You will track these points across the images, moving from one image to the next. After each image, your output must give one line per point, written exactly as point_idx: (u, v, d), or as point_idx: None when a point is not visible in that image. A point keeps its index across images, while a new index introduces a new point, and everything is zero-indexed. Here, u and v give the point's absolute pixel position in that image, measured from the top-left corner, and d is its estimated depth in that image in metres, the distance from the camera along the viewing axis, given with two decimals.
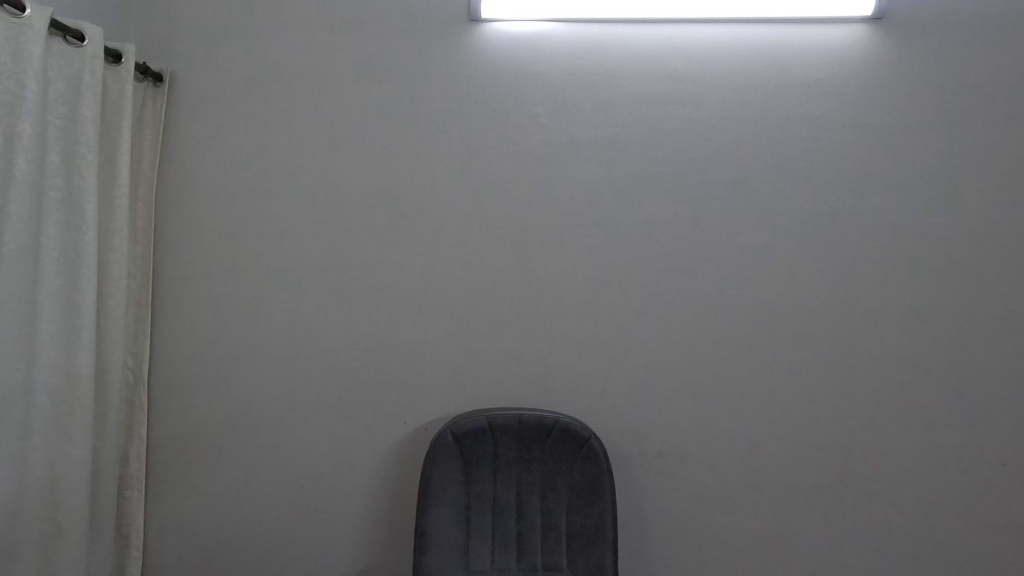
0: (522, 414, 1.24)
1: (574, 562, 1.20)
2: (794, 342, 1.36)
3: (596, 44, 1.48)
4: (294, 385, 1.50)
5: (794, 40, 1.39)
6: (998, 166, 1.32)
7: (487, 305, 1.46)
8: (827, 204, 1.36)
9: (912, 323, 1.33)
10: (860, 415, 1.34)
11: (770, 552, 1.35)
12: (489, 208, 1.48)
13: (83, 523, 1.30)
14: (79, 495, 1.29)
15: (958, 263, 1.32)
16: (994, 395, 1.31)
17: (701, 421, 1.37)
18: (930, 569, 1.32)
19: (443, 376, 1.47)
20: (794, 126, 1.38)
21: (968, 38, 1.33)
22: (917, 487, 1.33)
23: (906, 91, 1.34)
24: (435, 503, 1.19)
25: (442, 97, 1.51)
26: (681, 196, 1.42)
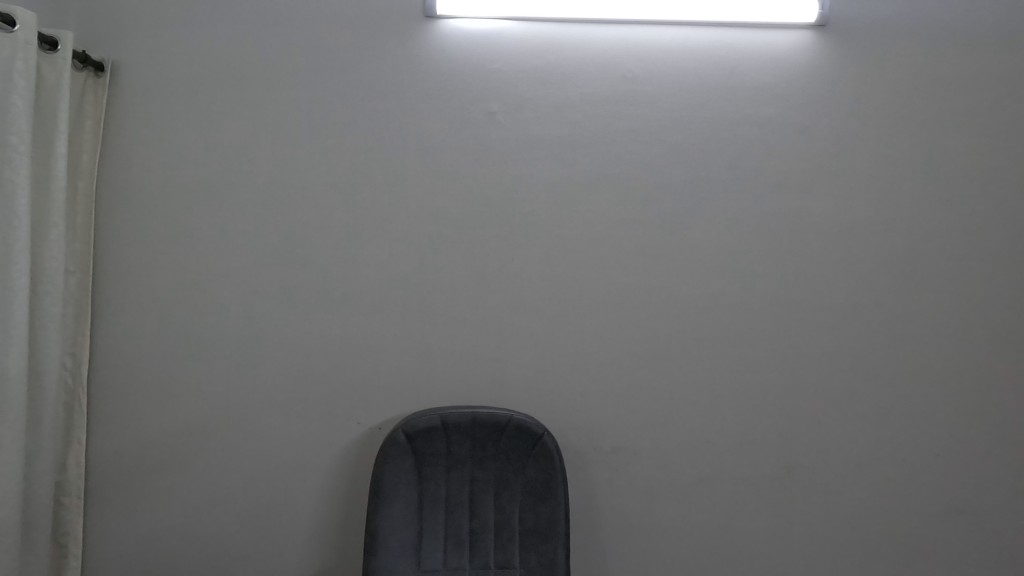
0: (476, 413, 1.38)
1: (523, 547, 1.34)
2: (726, 332, 1.53)
3: (553, 43, 1.53)
4: (250, 385, 1.55)
5: (743, 45, 1.54)
6: (895, 172, 1.53)
7: (442, 304, 1.53)
8: (758, 203, 1.53)
9: (822, 312, 1.53)
10: (779, 397, 1.53)
11: (701, 526, 1.53)
12: (444, 210, 1.53)
13: (10, 519, 1.32)
14: (12, 486, 1.32)
15: (859, 260, 1.53)
16: (888, 374, 1.53)
17: (645, 407, 1.53)
18: (835, 539, 1.52)
19: (399, 375, 1.53)
20: (737, 127, 1.53)
21: (882, 54, 1.53)
22: (827, 463, 1.53)
23: (831, 97, 1.53)
24: (397, 496, 1.33)
25: (395, 98, 1.53)
26: (633, 196, 1.53)
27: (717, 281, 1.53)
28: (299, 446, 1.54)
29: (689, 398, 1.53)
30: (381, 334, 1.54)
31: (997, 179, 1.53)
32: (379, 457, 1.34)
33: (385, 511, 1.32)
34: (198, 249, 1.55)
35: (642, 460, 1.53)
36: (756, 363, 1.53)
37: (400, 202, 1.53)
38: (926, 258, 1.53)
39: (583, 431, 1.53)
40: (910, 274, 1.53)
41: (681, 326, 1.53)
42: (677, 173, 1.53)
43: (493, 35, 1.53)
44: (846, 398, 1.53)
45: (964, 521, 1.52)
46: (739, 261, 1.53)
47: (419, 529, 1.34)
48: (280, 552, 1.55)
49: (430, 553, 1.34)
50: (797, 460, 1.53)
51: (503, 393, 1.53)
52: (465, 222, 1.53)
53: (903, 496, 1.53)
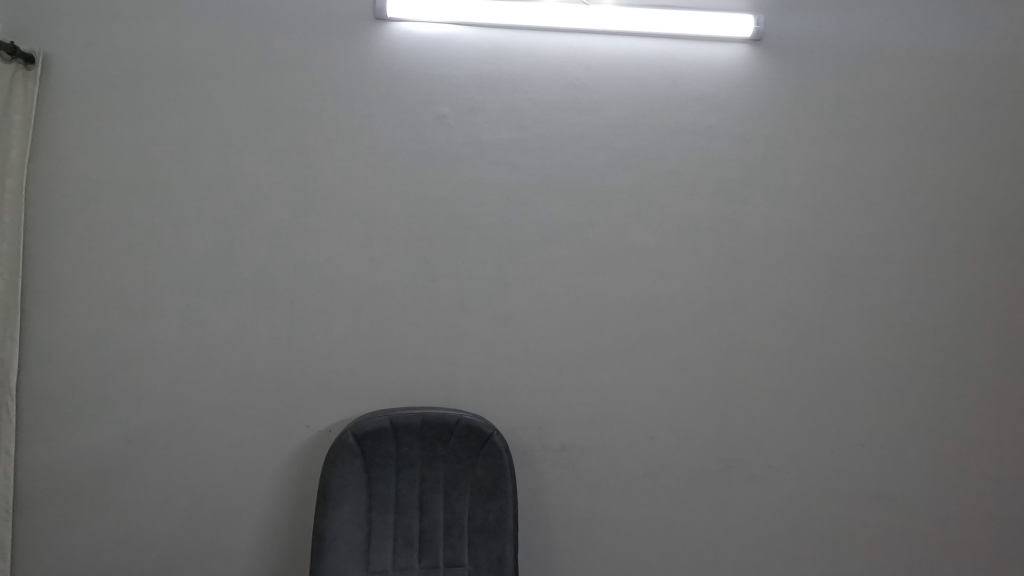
0: (425, 414, 1.39)
1: (472, 545, 1.36)
2: (669, 332, 1.59)
3: (502, 49, 1.56)
4: (193, 389, 1.51)
5: (684, 56, 1.60)
6: (825, 180, 1.63)
7: (393, 306, 1.54)
8: (699, 209, 1.60)
9: (758, 313, 1.61)
10: (718, 393, 1.60)
11: (645, 518, 1.59)
12: (394, 211, 1.54)
13: None
14: None
15: (792, 264, 1.62)
16: (817, 371, 1.62)
17: (591, 405, 1.58)
18: (769, 528, 1.61)
19: (350, 376, 1.53)
20: (680, 135, 1.60)
21: (814, 68, 1.62)
22: (762, 455, 1.61)
23: (767, 107, 1.62)
24: (345, 498, 1.33)
25: (344, 100, 1.53)
26: (579, 200, 1.57)
27: (660, 283, 1.59)
28: (246, 451, 1.52)
29: (635, 396, 1.59)
30: (331, 336, 1.53)
31: (915, 188, 1.65)
32: (327, 460, 1.34)
33: (333, 514, 1.31)
34: (138, 251, 1.50)
35: (589, 457, 1.58)
36: (697, 361, 1.60)
37: (349, 204, 1.53)
38: (853, 261, 1.63)
39: (532, 429, 1.56)
40: (838, 276, 1.63)
41: (627, 326, 1.59)
42: (622, 178, 1.58)
43: (444, 39, 1.55)
44: (780, 393, 1.62)
45: (886, 507, 1.63)
46: (681, 264, 1.60)
47: (367, 530, 1.35)
48: (226, 558, 1.52)
49: (378, 554, 1.35)
50: (735, 454, 1.60)
51: (455, 393, 1.55)
52: (416, 224, 1.54)
53: (831, 485, 1.62)
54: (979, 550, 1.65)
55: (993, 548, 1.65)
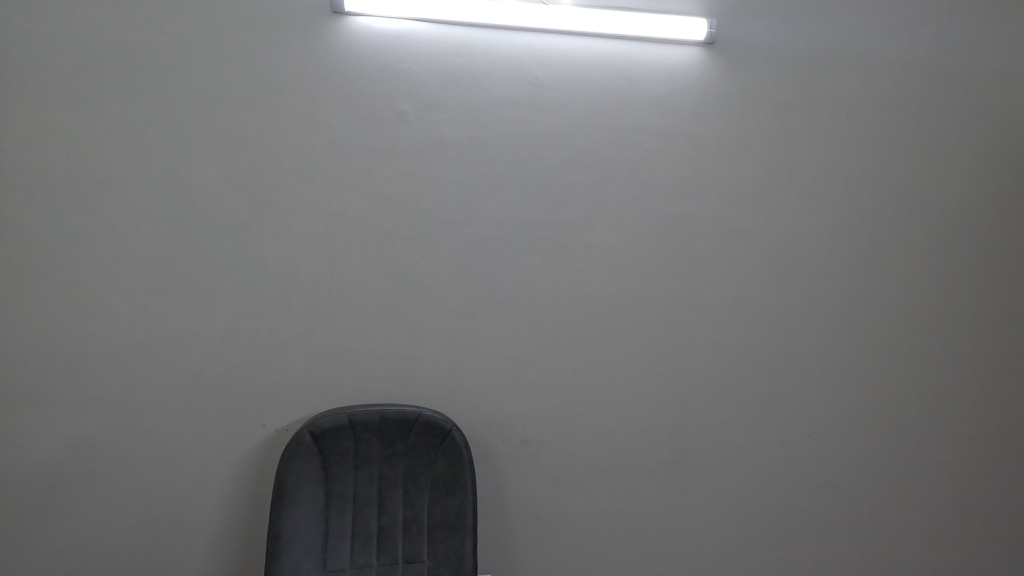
0: (384, 411, 1.40)
1: (431, 541, 1.37)
2: (625, 328, 1.63)
3: (461, 46, 1.56)
4: (143, 389, 1.47)
5: (640, 58, 1.63)
6: (774, 181, 1.69)
7: (353, 303, 1.53)
8: (655, 207, 1.64)
9: (711, 309, 1.66)
10: (672, 388, 1.65)
11: (602, 509, 1.62)
12: (352, 208, 1.53)
13: None
14: None
15: (743, 261, 1.67)
16: (766, 364, 1.68)
17: (549, 400, 1.60)
18: (721, 516, 1.67)
19: (308, 374, 1.52)
20: (636, 135, 1.63)
21: (764, 71, 1.68)
22: (715, 447, 1.66)
23: (719, 109, 1.66)
24: (301, 497, 1.32)
25: (301, 94, 1.51)
26: (538, 197, 1.59)
27: (618, 280, 1.63)
28: (201, 452, 1.49)
29: (593, 391, 1.62)
30: (288, 334, 1.51)
31: (858, 188, 1.72)
32: (283, 459, 1.33)
33: (289, 513, 1.30)
34: (83, 246, 1.45)
35: (548, 451, 1.60)
36: (652, 356, 1.64)
37: (307, 200, 1.51)
38: (801, 259, 1.70)
39: (493, 425, 1.58)
40: (786, 273, 1.69)
41: (585, 322, 1.61)
42: (580, 177, 1.61)
43: (403, 35, 1.54)
44: (732, 387, 1.67)
45: (831, 494, 1.71)
46: (637, 261, 1.63)
47: (325, 529, 1.34)
48: (180, 560, 1.49)
49: (336, 552, 1.34)
50: (689, 446, 1.65)
51: (415, 390, 1.55)
52: (375, 221, 1.54)
53: (780, 474, 1.69)
54: (918, 532, 1.74)
55: (929, 531, 1.74)
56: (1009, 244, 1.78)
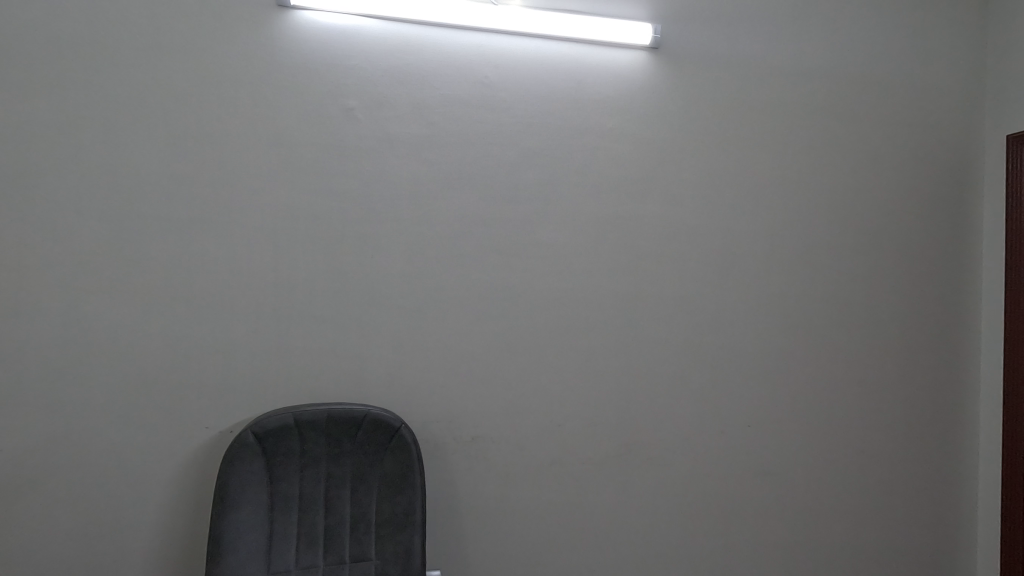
0: (331, 410, 1.39)
1: (379, 539, 1.37)
2: (573, 325, 1.66)
3: (410, 44, 1.56)
4: (77, 391, 1.42)
5: (588, 61, 1.67)
6: (716, 182, 1.75)
7: (300, 301, 1.51)
8: (603, 207, 1.68)
9: (655, 305, 1.71)
10: (618, 382, 1.69)
11: (551, 502, 1.65)
12: (299, 204, 1.51)
13: None
14: None
15: (686, 260, 1.73)
16: (708, 359, 1.75)
17: (499, 397, 1.62)
18: (665, 506, 1.72)
19: (254, 373, 1.49)
20: (584, 135, 1.66)
21: (707, 76, 1.74)
22: (659, 439, 1.72)
23: (664, 112, 1.72)
24: (244, 499, 1.29)
25: (245, 88, 1.48)
26: (488, 196, 1.61)
27: (566, 278, 1.66)
28: (141, 455, 1.45)
29: (541, 387, 1.65)
30: (233, 333, 1.48)
31: (794, 190, 1.80)
32: (225, 460, 1.30)
33: (231, 516, 1.27)
34: (9, 241, 1.38)
35: (497, 447, 1.62)
36: (600, 352, 1.68)
37: (252, 197, 1.48)
38: (741, 258, 1.77)
39: (443, 422, 1.59)
40: (727, 271, 1.76)
41: (534, 319, 1.64)
42: (529, 176, 1.63)
43: (351, 31, 1.53)
44: (676, 382, 1.73)
45: (768, 482, 1.78)
46: (585, 260, 1.67)
47: (269, 530, 1.32)
48: (116, 567, 1.44)
49: (280, 553, 1.32)
50: (634, 439, 1.70)
51: (364, 389, 1.55)
52: (323, 218, 1.52)
53: (720, 464, 1.75)
54: (849, 517, 1.83)
55: (860, 515, 1.84)
56: (933, 243, 1.89)
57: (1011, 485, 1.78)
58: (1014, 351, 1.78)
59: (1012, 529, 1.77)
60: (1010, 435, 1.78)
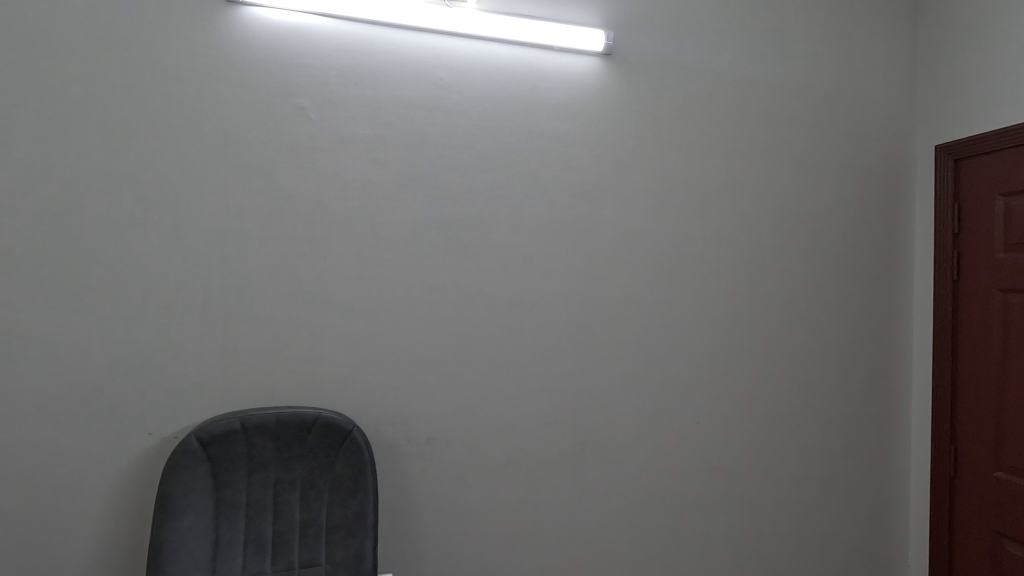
0: (281, 414, 1.37)
1: (330, 543, 1.36)
2: (528, 326, 1.68)
3: (363, 44, 1.55)
4: (8, 396, 1.35)
5: (542, 65, 1.69)
6: (667, 187, 1.80)
7: (250, 302, 1.48)
8: (557, 209, 1.70)
9: (609, 306, 1.75)
10: (572, 382, 1.72)
11: (506, 502, 1.67)
12: (249, 204, 1.48)
13: None
14: None
15: (638, 262, 1.77)
16: (658, 359, 1.79)
17: (453, 398, 1.62)
18: (617, 503, 1.76)
19: (200, 376, 1.46)
20: (538, 138, 1.68)
21: (657, 82, 1.78)
22: (611, 438, 1.75)
23: (617, 116, 1.75)
24: (188, 506, 1.26)
25: (191, 85, 1.44)
26: (443, 198, 1.61)
27: (521, 279, 1.67)
28: (79, 462, 1.39)
29: (496, 388, 1.66)
30: (179, 335, 1.44)
31: (741, 195, 1.86)
32: (167, 467, 1.26)
33: (174, 524, 1.24)
34: None
35: (452, 448, 1.63)
36: (554, 352, 1.70)
37: (198, 196, 1.45)
38: (690, 260, 1.82)
39: (397, 424, 1.58)
40: (677, 273, 1.81)
41: (489, 321, 1.65)
42: (484, 179, 1.64)
43: (303, 29, 1.51)
44: (628, 381, 1.76)
45: (716, 478, 1.84)
46: (540, 262, 1.69)
47: (214, 537, 1.29)
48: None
49: (226, 560, 1.30)
50: (587, 437, 1.73)
51: (316, 391, 1.53)
52: (274, 219, 1.50)
53: (671, 461, 1.80)
54: (792, 510, 1.90)
55: (802, 507, 1.91)
56: (869, 247, 1.98)
57: (939, 477, 1.88)
58: (941, 350, 1.88)
59: (940, 518, 1.87)
60: (938, 430, 1.88)
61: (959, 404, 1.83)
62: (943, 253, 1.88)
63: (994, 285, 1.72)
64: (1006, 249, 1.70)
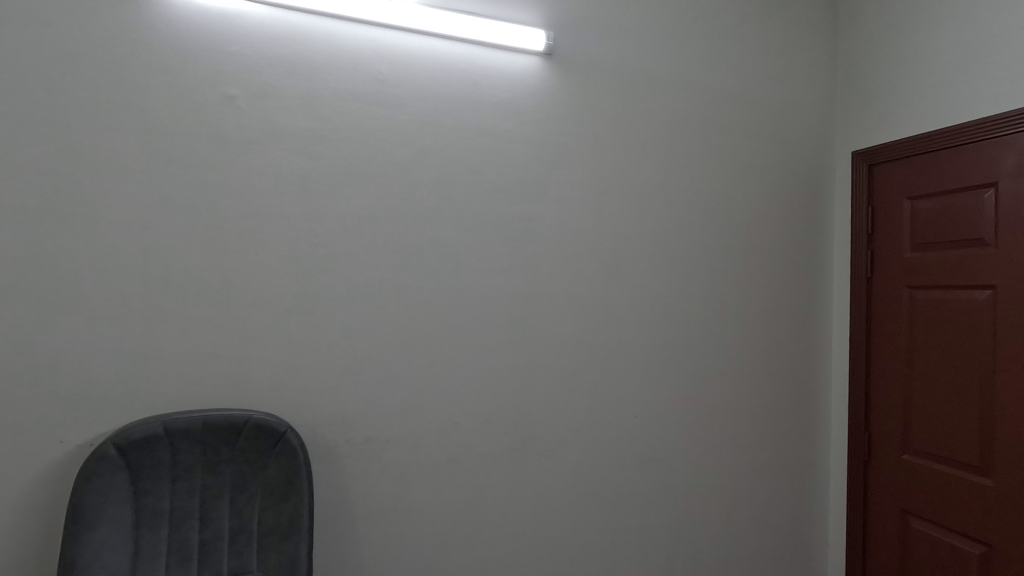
0: (208, 417, 1.32)
1: (261, 549, 1.32)
2: (469, 323, 1.68)
3: (299, 34, 1.50)
4: None
5: (483, 62, 1.68)
6: (606, 186, 1.83)
7: (176, 300, 1.41)
8: (498, 206, 1.70)
9: (549, 303, 1.77)
10: (513, 378, 1.73)
11: (447, 500, 1.66)
12: (174, 196, 1.41)
13: None
14: None
15: (578, 259, 1.80)
16: (597, 355, 1.82)
17: (392, 396, 1.60)
18: (557, 497, 1.78)
19: (120, 378, 1.38)
20: (479, 135, 1.68)
21: (597, 82, 1.81)
22: (552, 432, 1.77)
23: (557, 116, 1.77)
24: (105, 517, 1.19)
25: (108, 70, 1.36)
26: (382, 193, 1.58)
27: (461, 277, 1.67)
28: None
29: (437, 385, 1.65)
30: (96, 335, 1.36)
31: (677, 194, 1.92)
32: (80, 476, 1.19)
33: (88, 537, 1.16)
34: None
35: (391, 448, 1.60)
36: (495, 349, 1.71)
37: (118, 187, 1.37)
38: (628, 257, 1.86)
39: (334, 424, 1.55)
40: (615, 270, 1.84)
41: (430, 318, 1.64)
42: (425, 175, 1.62)
43: (233, 15, 1.44)
44: (568, 377, 1.79)
45: (653, 470, 1.89)
46: (481, 259, 1.69)
47: (133, 549, 1.23)
48: None
49: (147, 573, 1.23)
50: (528, 433, 1.75)
51: (248, 392, 1.47)
52: (202, 212, 1.43)
53: (609, 453, 1.84)
54: (724, 497, 1.98)
55: (733, 495, 2.00)
56: (794, 246, 2.08)
57: (855, 463, 2.01)
58: (857, 344, 2.00)
59: (855, 501, 2.00)
60: (854, 419, 2.00)
61: (873, 394, 1.95)
62: (859, 252, 2.00)
63: (903, 283, 1.84)
64: (913, 248, 1.82)
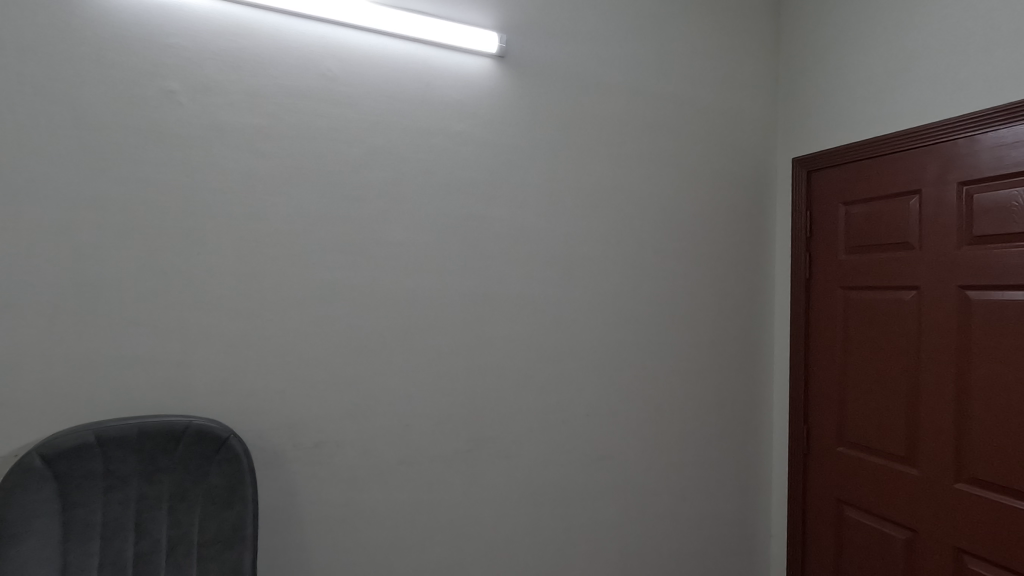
0: (144, 425, 1.27)
1: (202, 559, 1.28)
2: (421, 324, 1.67)
3: (244, 28, 1.46)
4: None
5: (436, 62, 1.68)
6: (558, 188, 1.85)
7: (111, 302, 1.35)
8: (450, 207, 1.70)
9: (501, 304, 1.77)
10: (465, 379, 1.73)
11: (398, 503, 1.64)
12: (108, 193, 1.35)
13: None
14: None
15: (530, 260, 1.81)
16: (549, 355, 1.84)
17: (342, 400, 1.57)
18: (510, 497, 1.79)
19: (49, 384, 1.31)
20: (431, 136, 1.67)
21: (549, 85, 1.83)
22: (504, 433, 1.78)
23: (510, 117, 1.78)
24: (30, 531, 1.13)
25: (36, 59, 1.29)
26: (332, 193, 1.56)
27: (413, 278, 1.65)
28: None
29: (387, 387, 1.63)
30: (22, 339, 1.29)
31: (627, 197, 1.96)
32: (3, 489, 1.12)
33: (10, 553, 1.10)
34: None
35: (340, 452, 1.58)
36: (447, 350, 1.70)
37: (46, 183, 1.30)
38: (580, 259, 1.88)
39: (281, 429, 1.51)
40: (567, 271, 1.86)
41: (381, 320, 1.62)
42: (375, 175, 1.60)
43: (174, 7, 1.40)
44: (520, 378, 1.80)
45: (604, 468, 1.92)
46: (433, 260, 1.68)
47: (62, 565, 1.17)
48: None
49: None
50: (480, 434, 1.75)
51: (189, 397, 1.42)
52: (139, 211, 1.37)
53: (561, 452, 1.86)
54: (673, 493, 2.03)
55: (681, 490, 2.05)
56: (738, 248, 2.15)
57: (795, 457, 2.08)
58: (797, 343, 2.08)
59: (795, 494, 2.07)
60: (793, 415, 2.08)
61: (811, 390, 2.03)
62: (798, 255, 2.08)
63: (838, 284, 1.93)
64: (847, 251, 1.91)
